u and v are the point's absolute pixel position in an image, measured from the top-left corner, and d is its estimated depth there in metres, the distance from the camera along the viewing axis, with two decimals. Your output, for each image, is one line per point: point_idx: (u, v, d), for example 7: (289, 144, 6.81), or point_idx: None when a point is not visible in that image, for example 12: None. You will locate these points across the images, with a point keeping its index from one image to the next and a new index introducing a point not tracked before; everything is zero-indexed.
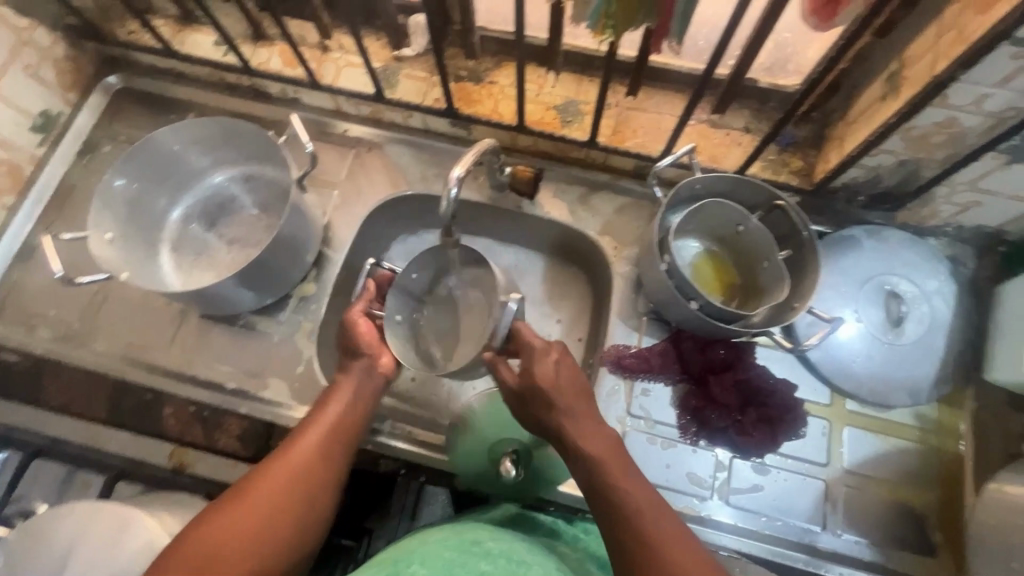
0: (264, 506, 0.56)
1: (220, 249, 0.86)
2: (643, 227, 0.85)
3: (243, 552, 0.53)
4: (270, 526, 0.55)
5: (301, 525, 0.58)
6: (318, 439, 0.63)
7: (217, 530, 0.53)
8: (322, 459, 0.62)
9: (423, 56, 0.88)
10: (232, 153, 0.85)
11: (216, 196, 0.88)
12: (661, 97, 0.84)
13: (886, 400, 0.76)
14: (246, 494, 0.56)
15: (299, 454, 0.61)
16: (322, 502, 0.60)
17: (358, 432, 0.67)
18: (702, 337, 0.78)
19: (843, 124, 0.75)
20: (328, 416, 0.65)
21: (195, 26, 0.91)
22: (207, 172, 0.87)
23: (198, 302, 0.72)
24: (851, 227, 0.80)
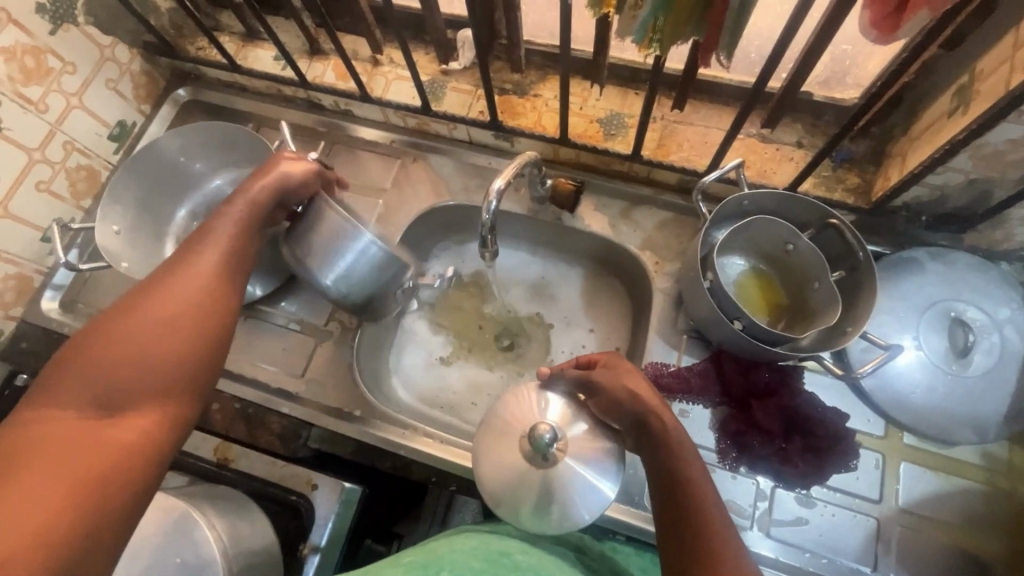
0: (151, 327, 0.51)
1: None
2: (685, 243, 0.83)
3: (139, 369, 0.49)
4: (160, 340, 0.51)
5: (201, 348, 0.53)
6: (205, 260, 0.58)
7: (99, 352, 0.49)
8: (208, 280, 0.57)
9: (469, 69, 0.90)
10: (231, 157, 0.90)
11: (214, 199, 0.91)
12: (709, 110, 0.82)
13: (948, 435, 0.71)
14: (123, 317, 0.51)
15: (184, 276, 0.56)
16: (218, 321, 0.56)
17: (243, 257, 0.62)
18: (746, 359, 0.74)
19: (906, 139, 0.70)
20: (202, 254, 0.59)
21: (257, 42, 0.96)
22: (210, 176, 0.92)
23: None
24: (912, 249, 0.76)
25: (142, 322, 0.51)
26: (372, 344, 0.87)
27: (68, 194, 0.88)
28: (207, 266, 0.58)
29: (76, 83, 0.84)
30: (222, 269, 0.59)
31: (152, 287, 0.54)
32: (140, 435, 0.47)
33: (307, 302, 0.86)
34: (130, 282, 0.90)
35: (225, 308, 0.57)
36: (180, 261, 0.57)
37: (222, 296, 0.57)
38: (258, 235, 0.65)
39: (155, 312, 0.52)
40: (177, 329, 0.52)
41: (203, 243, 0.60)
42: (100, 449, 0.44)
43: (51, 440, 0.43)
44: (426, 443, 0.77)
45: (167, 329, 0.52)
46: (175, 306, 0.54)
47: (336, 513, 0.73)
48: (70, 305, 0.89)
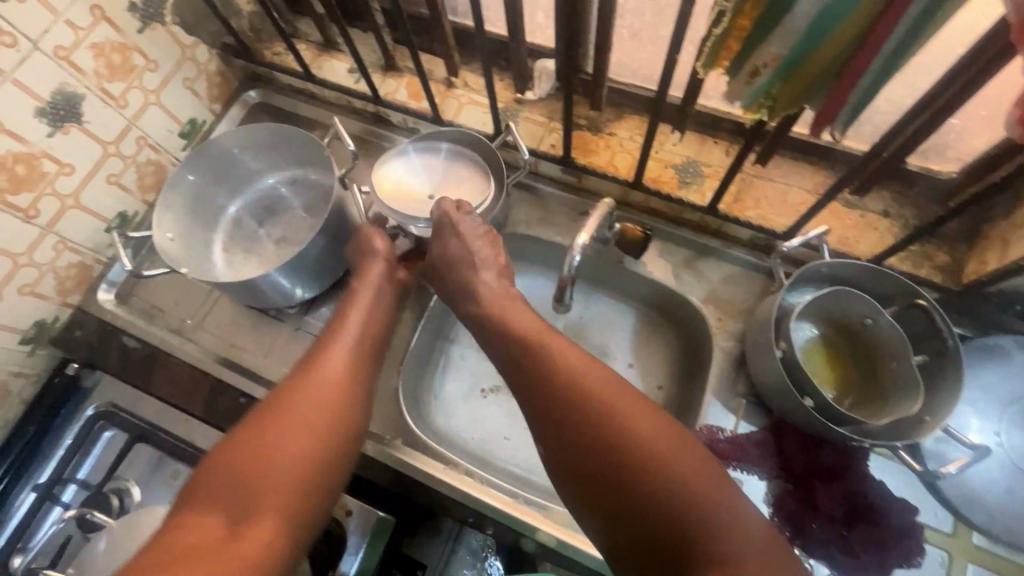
0: (297, 431, 0.60)
1: (267, 244, 0.89)
2: (751, 302, 0.79)
3: (282, 471, 0.57)
4: (288, 450, 0.58)
5: (333, 452, 0.61)
6: (331, 368, 0.66)
7: (243, 456, 0.58)
8: (332, 387, 0.64)
9: (544, 100, 0.88)
10: (284, 156, 0.90)
11: (266, 196, 0.92)
12: (791, 168, 0.79)
13: (1023, 542, 0.66)
14: (272, 419, 0.60)
15: (317, 382, 0.64)
16: (346, 422, 0.63)
17: (360, 363, 0.69)
18: (809, 435, 0.71)
19: (1008, 224, 0.66)
20: (337, 351, 0.67)
21: (333, 53, 0.96)
22: (261, 174, 0.92)
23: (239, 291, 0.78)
24: (999, 336, 0.71)
25: (279, 434, 0.59)
26: (418, 368, 0.85)
27: (135, 187, 0.88)
28: (342, 363, 0.67)
29: (156, 80, 0.85)
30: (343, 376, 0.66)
31: (288, 394, 0.63)
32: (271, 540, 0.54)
33: None
34: (184, 280, 0.90)
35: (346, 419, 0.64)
36: (310, 366, 0.66)
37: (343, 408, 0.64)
38: (376, 330, 0.73)
39: (287, 423, 0.60)
40: (302, 438, 0.60)
41: (329, 349, 0.67)
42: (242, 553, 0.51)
43: (198, 544, 0.51)
44: (466, 483, 0.74)
45: (307, 432, 0.60)
46: (313, 411, 0.62)
47: (367, 544, 0.72)
48: (125, 298, 0.89)
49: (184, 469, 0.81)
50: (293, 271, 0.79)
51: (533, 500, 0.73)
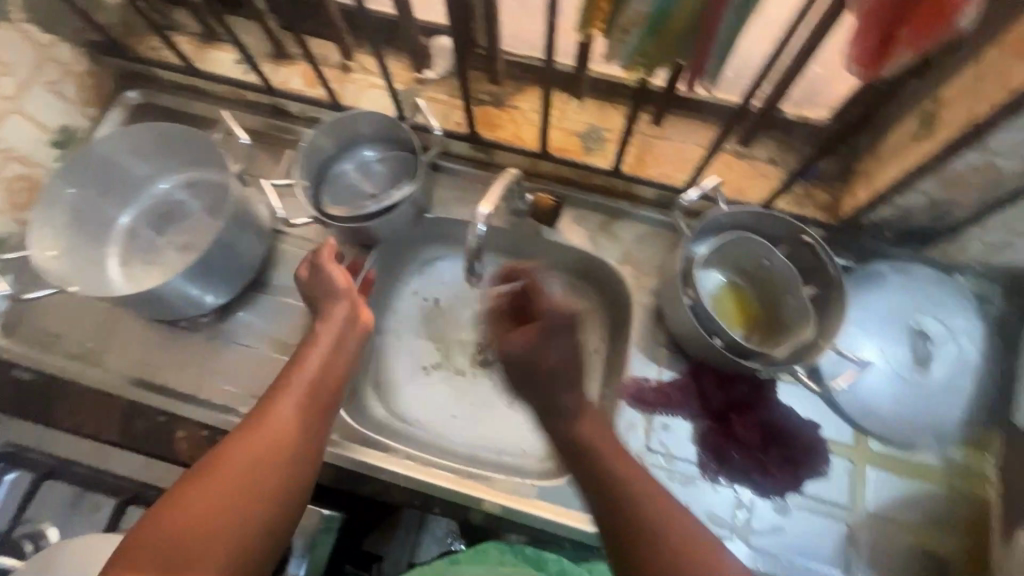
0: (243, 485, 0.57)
1: (169, 254, 0.84)
2: (663, 257, 0.83)
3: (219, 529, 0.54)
4: (236, 510, 0.55)
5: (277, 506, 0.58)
6: (286, 411, 0.62)
7: (182, 515, 0.53)
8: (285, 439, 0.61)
9: (445, 78, 0.87)
10: (175, 158, 0.85)
11: (160, 203, 0.86)
12: (685, 125, 0.83)
13: (910, 440, 0.75)
14: (216, 470, 0.57)
15: (268, 428, 0.60)
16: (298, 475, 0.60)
17: (314, 404, 0.65)
18: (724, 373, 0.76)
19: (872, 159, 0.73)
20: (291, 397, 0.64)
21: (216, 44, 0.90)
22: (154, 180, 0.86)
23: (144, 306, 0.74)
24: (877, 262, 0.79)
25: (223, 488, 0.56)
26: None
27: (5, 207, 0.80)
28: (296, 406, 0.63)
29: (11, 86, 0.77)
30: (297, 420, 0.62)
31: (239, 439, 0.59)
32: None
33: (278, 322, 0.83)
34: (78, 302, 0.83)
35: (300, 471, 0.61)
36: (266, 407, 0.62)
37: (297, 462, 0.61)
38: (338, 376, 0.68)
39: (231, 477, 0.56)
40: (250, 496, 0.57)
41: (285, 391, 0.64)
42: None
43: None
44: (408, 467, 0.75)
45: (254, 489, 0.57)
46: (264, 461, 0.58)
47: (313, 542, 0.71)
48: (11, 329, 0.81)
49: (106, 500, 0.75)
50: (200, 277, 0.75)
51: (474, 474, 0.75)
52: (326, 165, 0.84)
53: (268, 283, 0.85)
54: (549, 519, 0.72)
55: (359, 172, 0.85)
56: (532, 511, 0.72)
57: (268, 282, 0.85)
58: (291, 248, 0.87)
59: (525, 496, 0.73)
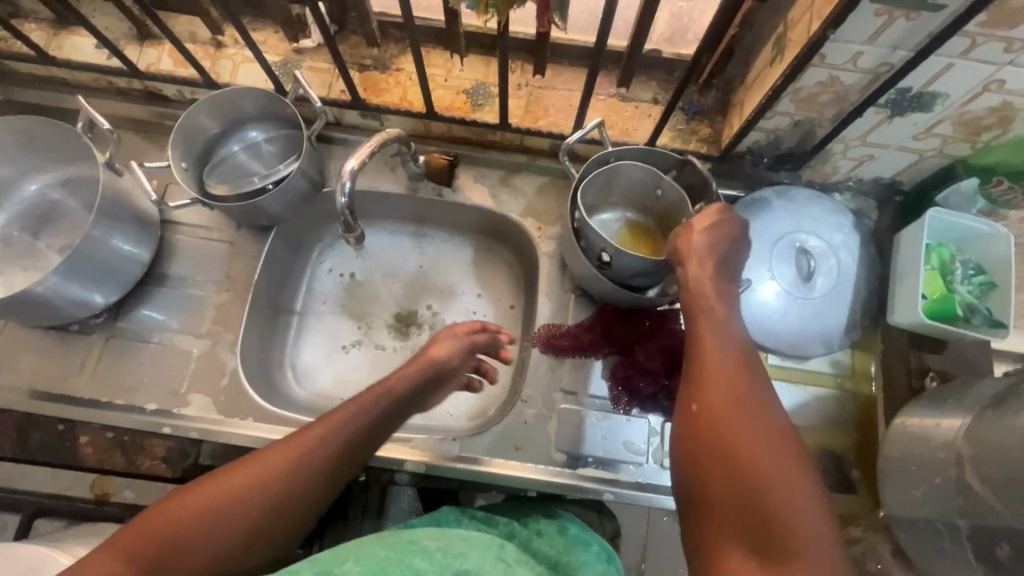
0: (248, 492, 0.52)
1: (50, 257, 0.79)
2: (563, 206, 0.85)
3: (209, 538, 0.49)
4: (231, 524, 0.50)
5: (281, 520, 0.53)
6: (317, 435, 0.56)
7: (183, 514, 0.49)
8: (318, 462, 0.55)
9: (325, 46, 0.85)
10: (41, 155, 0.79)
11: (34, 205, 0.81)
12: (570, 73, 0.84)
13: (803, 351, 0.80)
14: (236, 473, 0.53)
15: (291, 445, 0.55)
16: (310, 490, 0.54)
17: (368, 440, 0.59)
18: (627, 310, 0.80)
19: (742, 88, 0.76)
20: (371, 414, 0.59)
21: (72, 29, 0.84)
22: (21, 181, 0.81)
23: (22, 312, 0.70)
24: (761, 189, 0.83)
25: (227, 492, 0.51)
26: (259, 346, 0.82)
27: None
28: (344, 437, 0.57)
29: None
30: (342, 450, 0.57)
31: (272, 447, 0.55)
32: None
33: (179, 314, 0.80)
34: None
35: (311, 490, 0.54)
36: (337, 414, 0.58)
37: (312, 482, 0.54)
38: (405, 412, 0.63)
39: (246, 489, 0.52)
40: (250, 507, 0.51)
41: (362, 398, 0.60)
42: None
43: None
44: None
45: (257, 499, 0.52)
46: (278, 472, 0.53)
47: None
48: None
49: (13, 517, 0.74)
50: (80, 274, 0.71)
51: (397, 438, 0.75)
52: (211, 148, 0.81)
53: (165, 276, 0.82)
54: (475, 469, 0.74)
55: (248, 153, 0.82)
56: (458, 465, 0.74)
57: (164, 275, 0.82)
58: (186, 238, 0.83)
59: (449, 452, 0.75)
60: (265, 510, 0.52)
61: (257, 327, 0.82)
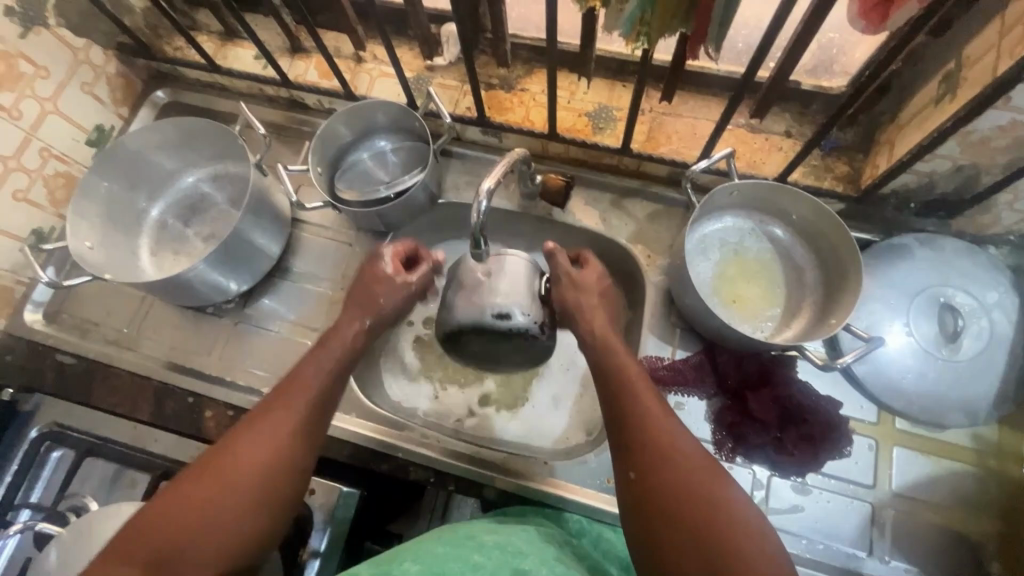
0: (246, 462, 0.56)
1: (196, 243, 0.88)
2: (674, 234, 0.82)
3: (212, 506, 0.54)
4: (237, 487, 0.55)
5: (269, 478, 0.57)
6: (286, 408, 0.61)
7: (187, 492, 0.54)
8: (303, 411, 0.61)
9: (455, 65, 0.88)
10: (199, 153, 0.89)
11: (187, 196, 0.90)
12: (697, 101, 0.82)
13: (940, 420, 0.71)
14: (226, 449, 0.57)
15: (271, 418, 0.59)
16: (289, 456, 0.59)
17: (333, 397, 0.65)
18: (738, 350, 0.75)
19: (893, 126, 0.71)
20: (301, 384, 0.63)
21: (236, 41, 0.94)
22: (179, 174, 0.90)
23: (174, 293, 0.77)
24: (901, 235, 0.76)
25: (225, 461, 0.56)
26: (366, 344, 0.86)
27: (47, 202, 0.85)
28: (301, 403, 0.61)
29: (50, 87, 0.82)
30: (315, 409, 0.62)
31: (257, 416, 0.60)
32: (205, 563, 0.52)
33: (297, 307, 0.86)
34: (114, 291, 0.88)
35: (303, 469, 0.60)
36: (290, 386, 0.63)
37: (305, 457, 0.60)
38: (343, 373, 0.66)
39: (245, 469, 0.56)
40: (250, 472, 0.56)
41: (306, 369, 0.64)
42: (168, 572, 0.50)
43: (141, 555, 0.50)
44: (426, 445, 0.76)
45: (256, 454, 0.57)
46: (263, 436, 0.58)
47: (333, 521, 0.72)
48: (54, 317, 0.86)
49: (143, 476, 0.78)
50: (224, 262, 0.78)
51: (490, 451, 0.76)
52: (342, 153, 0.86)
53: (289, 270, 0.88)
54: (562, 495, 0.72)
55: (374, 161, 0.86)
56: (543, 487, 0.73)
57: (288, 269, 0.88)
58: (310, 236, 0.89)
59: (540, 476, 0.74)
60: (251, 471, 0.56)
61: None
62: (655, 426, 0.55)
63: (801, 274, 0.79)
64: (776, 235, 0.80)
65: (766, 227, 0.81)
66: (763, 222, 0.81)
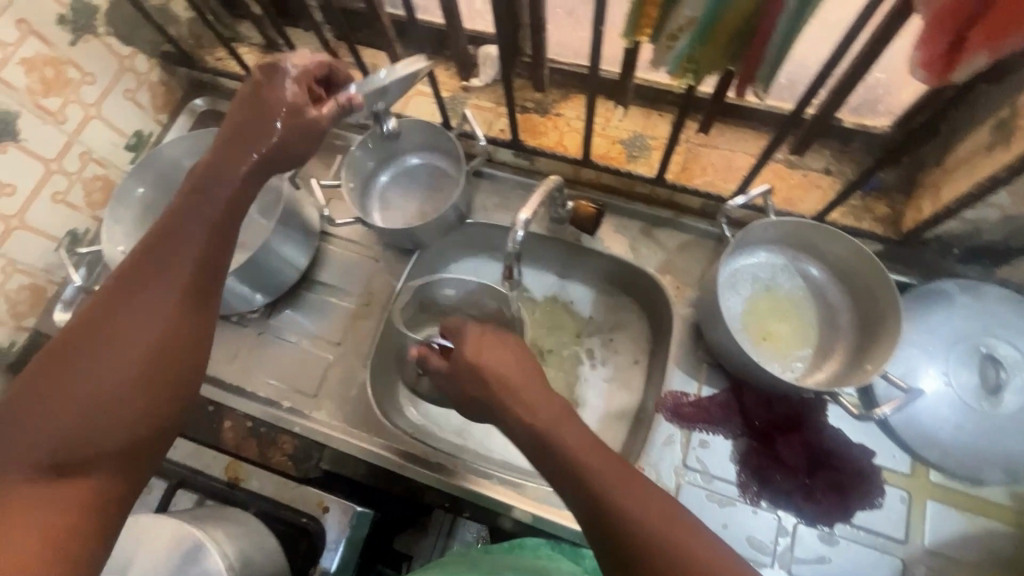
0: (121, 362, 0.47)
1: None
2: (704, 267, 0.81)
3: (97, 411, 0.45)
4: (120, 389, 0.46)
5: (165, 376, 0.49)
6: (158, 292, 0.50)
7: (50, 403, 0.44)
8: (181, 291, 0.51)
9: (491, 86, 0.89)
10: None
11: None
12: (734, 133, 0.81)
13: (977, 475, 0.69)
14: (89, 349, 0.46)
15: (145, 303, 0.49)
16: (182, 351, 0.50)
17: (219, 260, 0.55)
18: (767, 391, 0.73)
19: (938, 170, 0.69)
20: (174, 264, 0.51)
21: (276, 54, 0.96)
22: None
23: None
24: (941, 280, 0.73)
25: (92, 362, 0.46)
26: (387, 361, 0.85)
27: (84, 205, 0.87)
28: (176, 287, 0.51)
29: (95, 93, 0.83)
30: (204, 290, 0.53)
31: (120, 301, 0.49)
32: (113, 476, 0.46)
33: (321, 320, 0.86)
34: None
35: (206, 315, 0.53)
36: (162, 263, 0.51)
37: (202, 306, 0.52)
38: (230, 210, 0.56)
39: (145, 329, 0.48)
40: (135, 371, 0.47)
41: (178, 240, 0.52)
42: (63, 497, 0.43)
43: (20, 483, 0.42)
44: (441, 470, 0.75)
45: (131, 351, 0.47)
46: (135, 328, 0.48)
47: (347, 539, 0.71)
48: None
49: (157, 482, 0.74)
50: (252, 273, 0.78)
51: (507, 480, 0.74)
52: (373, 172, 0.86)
53: (315, 283, 0.88)
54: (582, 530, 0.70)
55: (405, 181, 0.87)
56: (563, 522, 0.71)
57: (314, 281, 0.88)
58: (337, 250, 0.89)
59: (557, 508, 0.72)
60: (137, 368, 0.47)
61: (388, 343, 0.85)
62: (629, 507, 0.44)
63: (834, 315, 0.77)
64: (811, 274, 0.78)
65: (800, 265, 0.79)
66: (797, 260, 0.79)
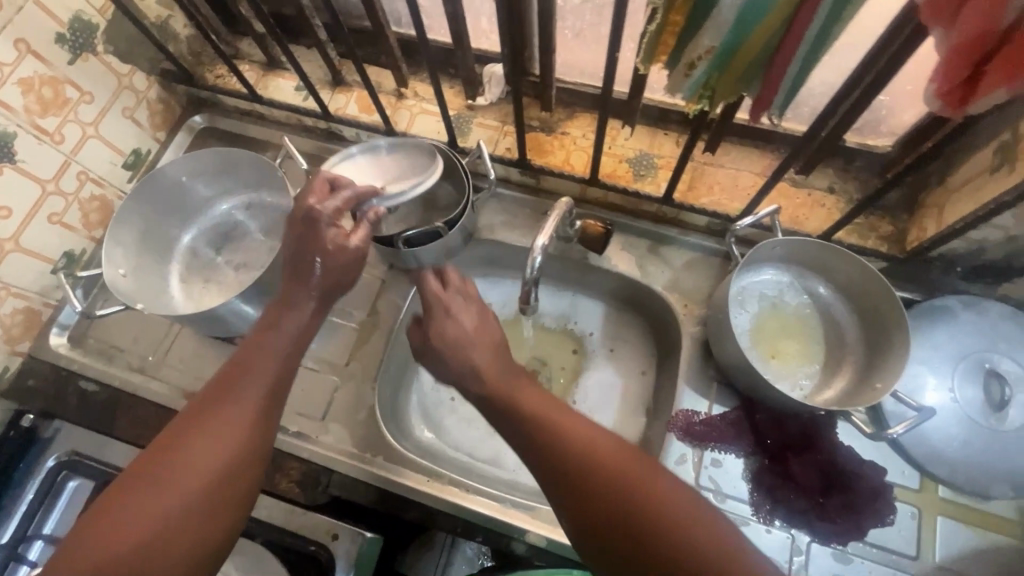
0: (177, 487, 0.48)
1: (226, 272, 0.87)
2: (711, 284, 0.82)
3: (148, 539, 0.46)
4: (170, 516, 0.48)
5: (216, 504, 0.50)
6: (230, 413, 0.53)
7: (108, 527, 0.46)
8: (247, 415, 0.53)
9: (496, 104, 0.89)
10: (234, 181, 0.88)
11: (221, 223, 0.90)
12: (739, 153, 0.82)
13: (983, 490, 0.69)
14: (159, 469, 0.49)
15: (210, 427, 0.52)
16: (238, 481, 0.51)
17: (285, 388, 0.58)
18: (778, 410, 0.74)
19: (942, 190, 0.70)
20: (246, 387, 0.55)
21: (277, 71, 0.95)
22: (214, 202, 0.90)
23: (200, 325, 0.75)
24: (944, 297, 0.75)
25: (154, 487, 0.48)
26: (393, 382, 0.84)
27: (80, 225, 0.85)
28: (246, 413, 0.54)
29: (93, 112, 0.82)
30: (269, 418, 0.55)
31: (189, 424, 0.52)
32: None
33: (326, 341, 0.84)
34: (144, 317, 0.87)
35: (265, 447, 0.54)
36: (233, 385, 0.55)
37: (266, 434, 0.54)
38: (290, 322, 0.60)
39: (211, 453, 0.51)
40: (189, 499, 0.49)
41: (251, 367, 0.56)
42: None
43: None
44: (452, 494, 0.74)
45: (191, 476, 0.49)
46: (199, 454, 0.50)
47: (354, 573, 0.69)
48: (80, 341, 0.86)
49: None
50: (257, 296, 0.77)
51: (520, 503, 0.73)
52: None
53: None
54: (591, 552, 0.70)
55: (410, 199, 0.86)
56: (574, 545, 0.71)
57: None
58: None
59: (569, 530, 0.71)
60: (194, 497, 0.49)
61: (394, 363, 0.84)
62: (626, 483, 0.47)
63: (841, 333, 0.78)
64: (818, 292, 0.79)
65: (807, 283, 0.80)
66: (804, 278, 0.80)
